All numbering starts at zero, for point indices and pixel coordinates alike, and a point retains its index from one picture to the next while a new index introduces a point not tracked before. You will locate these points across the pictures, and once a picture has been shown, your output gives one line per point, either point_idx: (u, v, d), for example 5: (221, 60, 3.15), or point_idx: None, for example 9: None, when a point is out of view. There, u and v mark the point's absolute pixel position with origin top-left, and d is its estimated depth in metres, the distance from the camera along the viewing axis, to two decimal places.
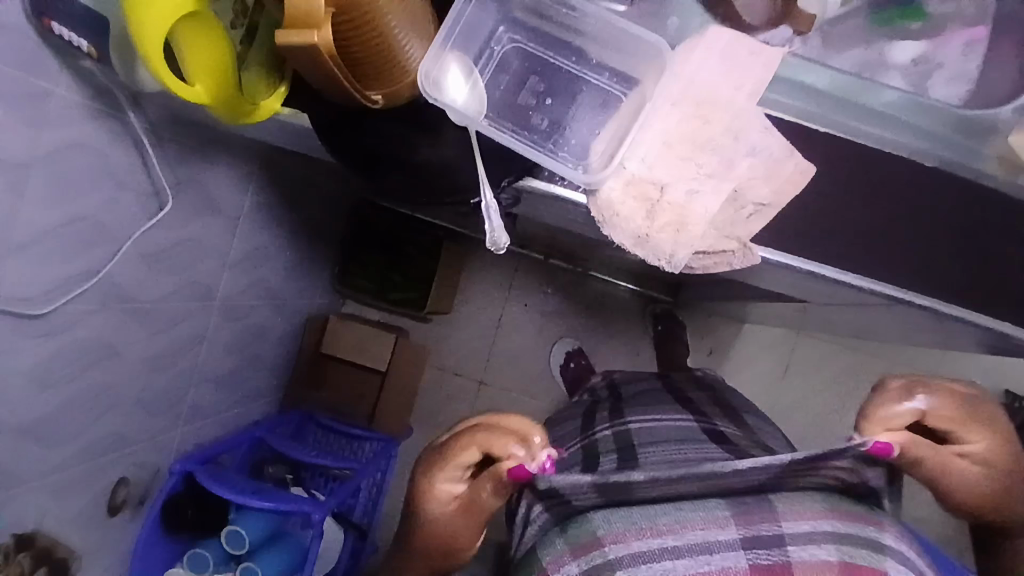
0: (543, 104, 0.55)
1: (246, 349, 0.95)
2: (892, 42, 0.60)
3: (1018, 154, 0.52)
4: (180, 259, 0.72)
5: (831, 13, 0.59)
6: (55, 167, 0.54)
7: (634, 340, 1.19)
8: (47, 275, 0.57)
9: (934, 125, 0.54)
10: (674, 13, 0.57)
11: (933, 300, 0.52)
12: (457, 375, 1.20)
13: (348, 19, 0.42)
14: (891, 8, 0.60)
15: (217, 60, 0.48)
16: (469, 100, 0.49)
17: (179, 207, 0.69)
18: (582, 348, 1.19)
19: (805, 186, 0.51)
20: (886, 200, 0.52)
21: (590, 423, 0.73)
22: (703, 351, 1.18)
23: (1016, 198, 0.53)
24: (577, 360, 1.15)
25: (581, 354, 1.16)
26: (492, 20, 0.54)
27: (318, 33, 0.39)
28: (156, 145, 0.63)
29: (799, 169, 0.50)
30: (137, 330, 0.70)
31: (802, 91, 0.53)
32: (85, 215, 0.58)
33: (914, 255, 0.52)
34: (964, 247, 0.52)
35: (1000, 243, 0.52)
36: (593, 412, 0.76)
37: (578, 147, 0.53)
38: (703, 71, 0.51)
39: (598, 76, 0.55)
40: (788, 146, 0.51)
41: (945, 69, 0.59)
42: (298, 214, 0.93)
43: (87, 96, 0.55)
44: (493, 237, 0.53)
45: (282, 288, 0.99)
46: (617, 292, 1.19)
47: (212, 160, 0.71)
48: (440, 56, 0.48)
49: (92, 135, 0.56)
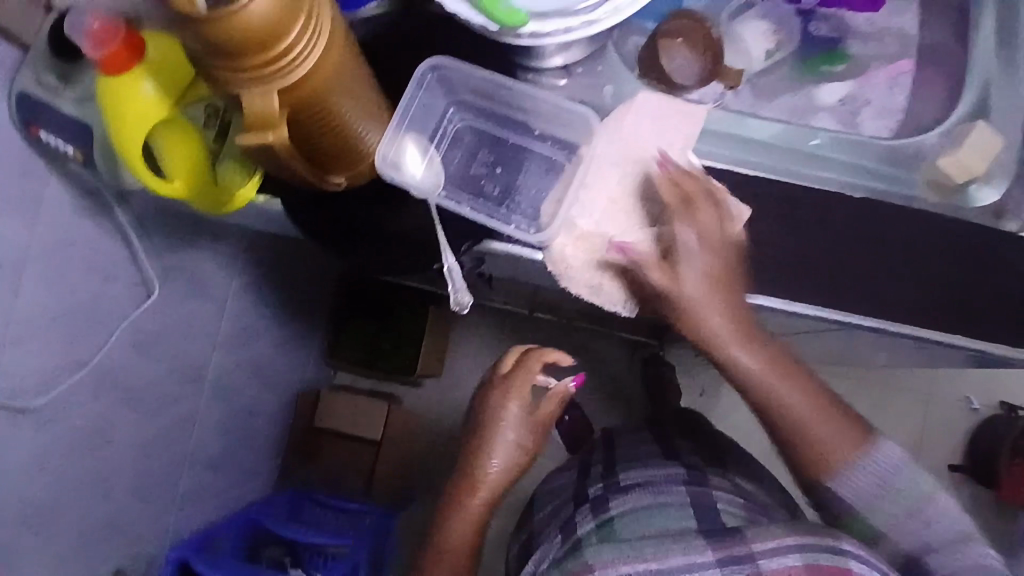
0: (494, 173, 0.57)
1: (238, 428, 0.96)
2: (819, 86, 0.67)
3: (946, 178, 0.56)
4: (169, 342, 0.75)
5: (758, 67, 0.66)
6: (45, 263, 0.58)
7: (626, 386, 1.19)
8: (40, 368, 0.59)
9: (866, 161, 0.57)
10: (609, 81, 0.55)
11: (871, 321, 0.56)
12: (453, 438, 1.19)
13: (308, 114, 0.40)
14: (815, 54, 0.67)
15: (190, 155, 0.49)
16: (427, 177, 0.52)
17: (169, 291, 0.72)
18: (576, 399, 1.19)
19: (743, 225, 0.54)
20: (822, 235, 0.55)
21: (580, 479, 0.70)
22: (695, 392, 1.16)
23: (946, 217, 0.57)
24: None
25: (574, 406, 1.16)
26: (443, 100, 0.55)
27: (277, 133, 0.37)
28: (143, 236, 0.67)
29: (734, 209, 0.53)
30: (130, 414, 0.71)
31: (739, 141, 0.56)
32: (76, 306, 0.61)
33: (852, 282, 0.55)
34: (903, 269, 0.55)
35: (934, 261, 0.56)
36: (585, 465, 0.74)
37: (529, 212, 0.55)
38: (639, 129, 0.53)
39: (542, 145, 0.57)
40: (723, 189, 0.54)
41: (871, 106, 0.66)
42: (289, 287, 0.97)
43: (76, 195, 0.60)
44: (456, 295, 0.56)
45: (277, 361, 1.01)
46: (604, 342, 1.19)
47: (196, 246, 0.75)
48: (397, 138, 0.50)
49: (82, 230, 0.61)
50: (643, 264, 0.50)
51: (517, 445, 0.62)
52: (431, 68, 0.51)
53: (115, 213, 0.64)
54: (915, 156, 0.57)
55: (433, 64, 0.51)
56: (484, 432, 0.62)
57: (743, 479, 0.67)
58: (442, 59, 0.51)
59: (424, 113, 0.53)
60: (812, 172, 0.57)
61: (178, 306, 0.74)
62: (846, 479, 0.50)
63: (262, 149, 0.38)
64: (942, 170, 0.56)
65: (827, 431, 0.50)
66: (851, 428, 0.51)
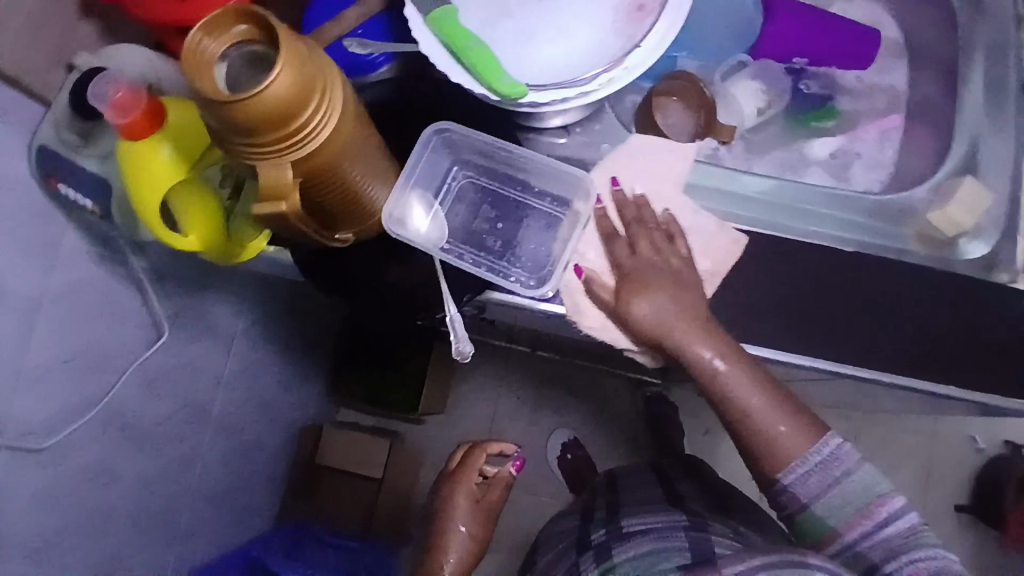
0: (496, 228, 0.58)
1: (240, 465, 0.96)
2: (811, 141, 0.74)
3: (934, 229, 0.61)
4: (175, 381, 0.76)
5: (750, 123, 0.72)
6: (60, 307, 0.60)
7: (630, 425, 1.19)
8: (49, 407, 0.60)
9: (855, 214, 0.62)
10: (606, 141, 0.61)
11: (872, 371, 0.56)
12: None
13: (321, 182, 0.43)
14: (805, 112, 0.74)
15: (207, 212, 0.52)
16: (431, 232, 0.55)
17: (178, 332, 0.74)
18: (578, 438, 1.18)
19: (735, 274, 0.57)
20: (820, 285, 0.57)
21: (586, 527, 0.70)
22: (699, 431, 1.17)
23: (937, 266, 0.60)
24: (574, 451, 1.15)
25: (577, 445, 1.16)
26: (449, 159, 0.58)
27: (288, 202, 0.40)
28: (155, 279, 0.69)
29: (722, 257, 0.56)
30: (134, 451, 0.72)
31: (737, 197, 0.61)
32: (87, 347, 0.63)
33: (852, 332, 0.56)
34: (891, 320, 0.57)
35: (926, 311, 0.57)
36: (591, 513, 0.74)
37: (526, 265, 0.57)
38: (633, 180, 0.58)
39: (541, 202, 0.59)
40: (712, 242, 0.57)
41: (862, 160, 0.74)
42: (297, 325, 0.99)
43: (91, 243, 0.62)
44: (458, 344, 0.57)
45: (283, 398, 1.02)
46: (607, 380, 1.20)
47: (206, 288, 0.77)
48: (401, 196, 0.52)
49: (96, 275, 0.63)
50: (595, 281, 0.55)
51: (471, 535, 0.73)
52: (437, 131, 0.55)
53: (129, 257, 0.66)
54: (897, 216, 0.62)
55: (439, 127, 0.55)
56: (439, 518, 0.74)
57: (750, 529, 0.66)
58: (446, 123, 0.54)
59: (431, 172, 0.56)
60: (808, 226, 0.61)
61: (186, 347, 0.76)
62: (793, 467, 0.52)
63: (272, 216, 0.40)
64: (931, 223, 0.61)
65: (784, 430, 0.52)
66: (803, 424, 0.53)
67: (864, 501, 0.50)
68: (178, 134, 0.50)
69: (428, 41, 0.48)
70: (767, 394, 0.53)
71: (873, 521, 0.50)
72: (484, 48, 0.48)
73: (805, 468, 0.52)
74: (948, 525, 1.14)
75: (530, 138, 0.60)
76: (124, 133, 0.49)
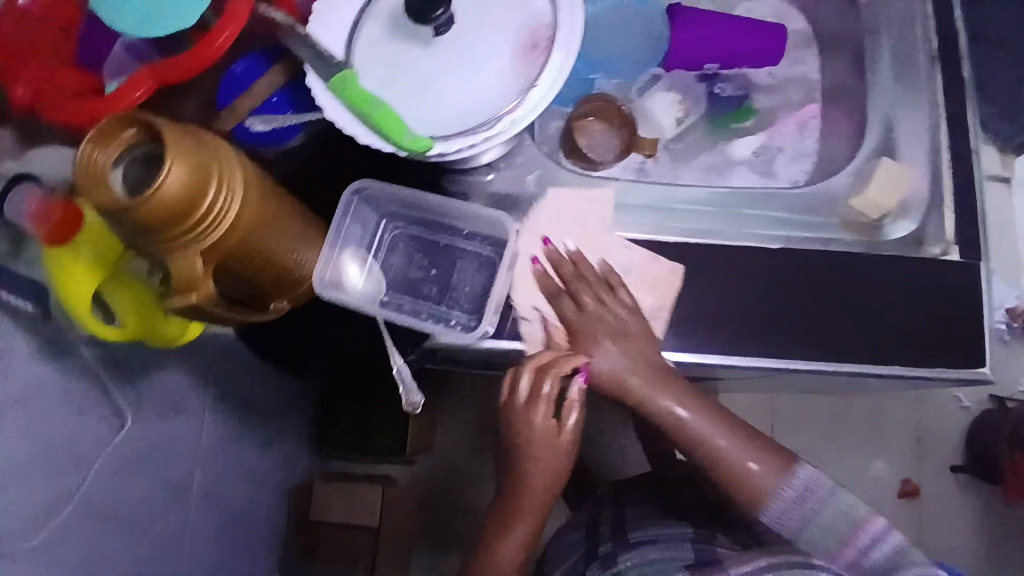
0: (430, 274, 0.63)
1: (230, 537, 0.94)
2: (732, 141, 0.79)
3: (862, 212, 0.63)
4: (150, 465, 0.75)
5: (671, 133, 0.77)
6: (25, 410, 0.58)
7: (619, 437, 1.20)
8: (20, 516, 0.59)
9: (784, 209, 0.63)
10: (532, 171, 0.62)
11: (805, 361, 0.60)
12: (451, 507, 1.20)
13: (240, 259, 0.46)
14: (722, 115, 0.79)
15: (142, 299, 0.54)
16: (366, 286, 0.62)
17: (144, 414, 0.73)
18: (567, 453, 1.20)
19: (680, 282, 0.60)
20: (750, 285, 0.60)
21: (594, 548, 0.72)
22: None
23: (867, 252, 0.62)
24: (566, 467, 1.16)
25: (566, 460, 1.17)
26: (374, 214, 0.63)
27: (203, 291, 0.43)
28: (114, 368, 0.68)
29: (666, 269, 0.60)
30: (117, 543, 0.71)
31: (659, 211, 0.61)
32: (54, 447, 0.62)
33: (791, 324, 0.60)
34: (829, 312, 0.60)
35: (860, 295, 0.61)
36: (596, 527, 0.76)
37: (455, 305, 0.62)
38: (554, 210, 0.61)
39: (471, 243, 0.63)
40: (650, 255, 0.60)
41: (787, 150, 0.79)
42: (268, 386, 0.99)
43: (38, 343, 0.59)
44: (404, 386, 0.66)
45: (266, 459, 1.02)
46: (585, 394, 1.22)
47: (167, 368, 0.76)
48: (335, 259, 0.59)
49: (52, 375, 0.61)
50: (554, 335, 0.60)
51: (557, 465, 0.62)
52: (355, 193, 0.60)
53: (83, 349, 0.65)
54: (826, 203, 0.64)
55: (357, 189, 0.60)
56: (515, 452, 0.62)
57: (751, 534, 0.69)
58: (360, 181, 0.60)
59: (358, 229, 0.61)
60: (737, 231, 0.62)
61: (156, 428, 0.76)
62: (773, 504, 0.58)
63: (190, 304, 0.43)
64: (855, 209, 0.63)
65: (764, 470, 0.58)
66: (775, 454, 0.59)
67: (846, 527, 0.56)
68: (94, 238, 0.50)
69: (331, 103, 0.53)
70: (731, 430, 0.60)
71: (854, 545, 0.56)
72: (386, 108, 0.52)
73: (789, 503, 0.58)
74: (946, 485, 1.16)
75: (455, 179, 0.62)
76: (43, 240, 0.49)
